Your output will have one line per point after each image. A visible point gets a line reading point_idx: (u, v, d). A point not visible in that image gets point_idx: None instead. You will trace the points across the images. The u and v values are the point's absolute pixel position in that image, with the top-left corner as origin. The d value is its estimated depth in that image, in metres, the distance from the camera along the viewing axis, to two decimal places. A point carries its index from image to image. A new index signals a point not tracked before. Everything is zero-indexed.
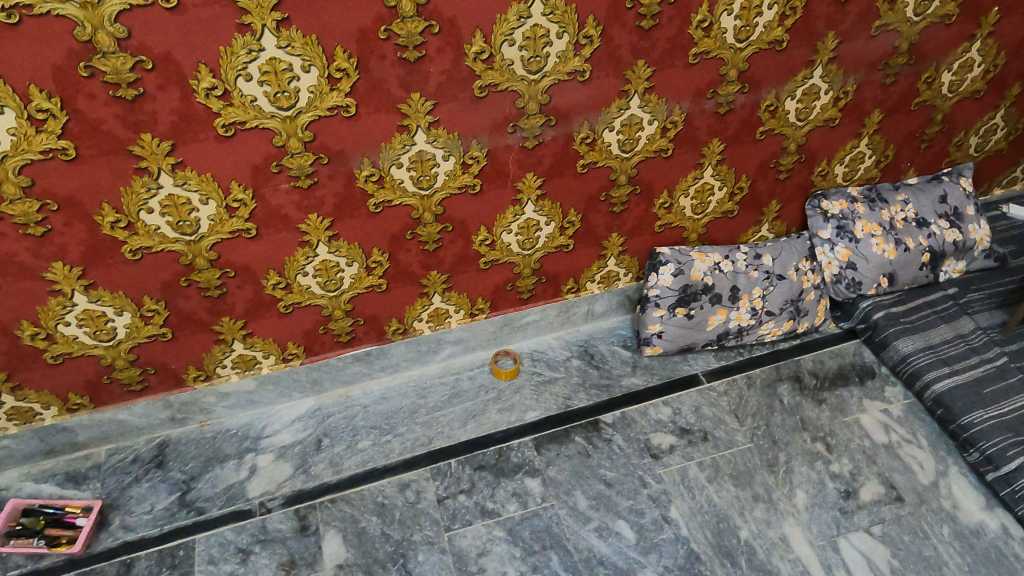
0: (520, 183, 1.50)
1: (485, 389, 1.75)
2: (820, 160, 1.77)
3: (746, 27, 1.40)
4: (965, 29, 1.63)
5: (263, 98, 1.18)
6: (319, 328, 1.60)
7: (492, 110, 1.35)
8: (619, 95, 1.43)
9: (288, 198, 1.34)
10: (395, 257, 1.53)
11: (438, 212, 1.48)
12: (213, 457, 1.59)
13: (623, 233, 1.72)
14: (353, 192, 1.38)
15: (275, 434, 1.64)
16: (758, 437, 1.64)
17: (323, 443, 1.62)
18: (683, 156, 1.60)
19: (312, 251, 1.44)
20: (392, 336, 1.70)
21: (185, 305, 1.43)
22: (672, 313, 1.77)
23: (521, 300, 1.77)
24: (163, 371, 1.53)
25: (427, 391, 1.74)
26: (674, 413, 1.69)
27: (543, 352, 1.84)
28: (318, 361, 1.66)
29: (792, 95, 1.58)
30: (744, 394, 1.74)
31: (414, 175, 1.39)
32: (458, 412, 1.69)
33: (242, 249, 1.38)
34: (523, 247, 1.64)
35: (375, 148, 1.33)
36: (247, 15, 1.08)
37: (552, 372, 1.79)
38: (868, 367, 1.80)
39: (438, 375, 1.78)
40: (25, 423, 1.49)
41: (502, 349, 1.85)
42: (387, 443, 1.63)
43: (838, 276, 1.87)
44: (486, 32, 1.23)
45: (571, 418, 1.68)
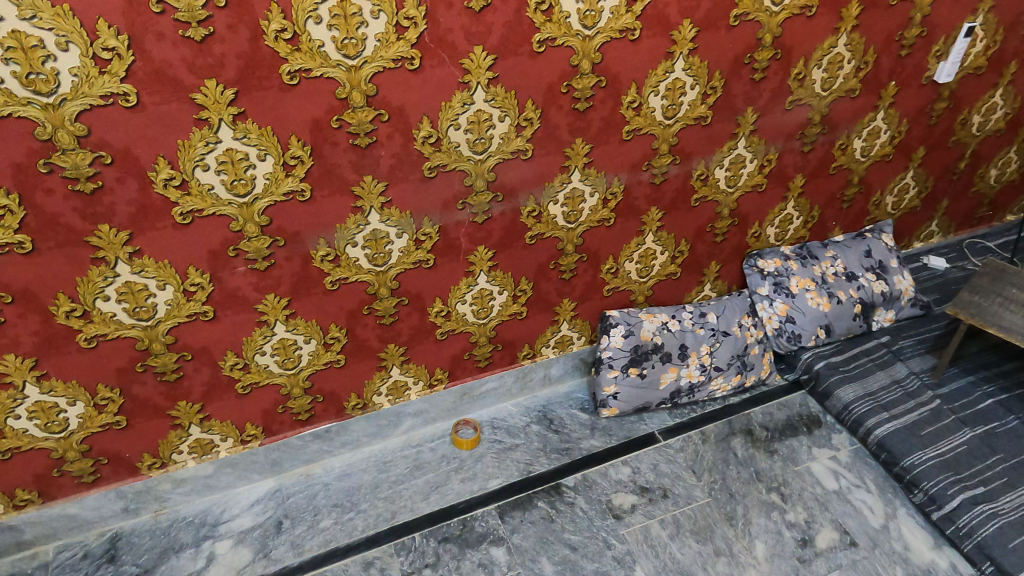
0: (471, 257, 1.57)
1: (446, 460, 1.76)
2: (752, 222, 1.89)
3: (672, 105, 1.53)
4: (868, 101, 1.81)
5: (220, 187, 1.23)
6: (278, 407, 1.60)
7: (442, 189, 1.43)
8: (561, 171, 1.52)
9: (246, 280, 1.37)
10: (352, 332, 1.56)
11: (394, 286, 1.53)
12: (169, 547, 1.55)
13: (573, 299, 1.79)
14: (310, 271, 1.42)
15: (234, 518, 1.61)
16: (716, 491, 1.69)
17: (283, 525, 1.60)
18: (625, 224, 1.70)
19: (270, 330, 1.46)
20: (351, 411, 1.70)
21: (140, 391, 1.42)
22: (625, 373, 1.83)
23: (479, 368, 1.81)
24: (117, 460, 1.50)
25: (388, 465, 1.74)
26: (634, 472, 1.73)
27: (503, 419, 1.87)
28: (277, 440, 1.65)
29: (720, 164, 1.71)
30: (700, 449, 1.79)
31: (369, 253, 1.45)
32: (421, 485, 1.69)
33: (199, 332, 1.40)
34: (478, 317, 1.69)
35: (331, 229, 1.38)
36: (204, 110, 1.14)
37: (512, 438, 1.81)
38: (815, 416, 1.88)
39: (399, 448, 1.78)
40: None
41: (462, 418, 1.86)
42: (350, 520, 1.61)
43: (779, 330, 1.96)
44: (433, 118, 1.32)
45: (534, 483, 1.70)
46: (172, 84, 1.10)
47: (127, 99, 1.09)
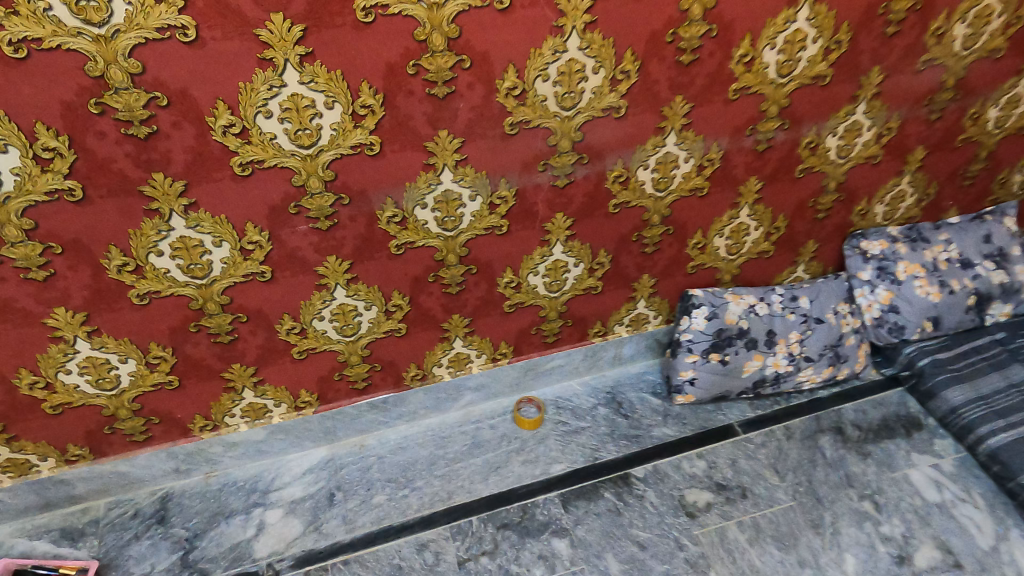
0: (548, 224, 1.42)
1: (507, 440, 1.65)
2: (860, 199, 1.69)
3: (789, 61, 1.33)
4: (1013, 64, 1.56)
5: (283, 136, 1.11)
6: (334, 374, 1.51)
7: (523, 148, 1.28)
8: (655, 132, 1.35)
9: (306, 240, 1.26)
10: (416, 301, 1.45)
11: (463, 253, 1.40)
12: (219, 512, 1.50)
13: (654, 275, 1.63)
14: (375, 233, 1.30)
15: (285, 487, 1.55)
16: (801, 494, 1.54)
17: (335, 498, 1.53)
18: (719, 195, 1.53)
19: (330, 294, 1.36)
20: (410, 383, 1.60)
21: (193, 352, 1.34)
22: (705, 359, 1.67)
23: (546, 344, 1.68)
24: (168, 421, 1.44)
25: (445, 441, 1.64)
26: (710, 467, 1.59)
27: (568, 399, 1.74)
28: (332, 408, 1.57)
29: (834, 131, 1.51)
30: (783, 447, 1.63)
31: (439, 216, 1.32)
32: (481, 465, 1.59)
33: (255, 293, 1.30)
34: (549, 290, 1.55)
35: (399, 188, 1.25)
36: (269, 49, 1.01)
37: (578, 421, 1.69)
38: (914, 418, 1.70)
39: (458, 423, 1.68)
40: (20, 476, 1.40)
41: (525, 396, 1.74)
42: (404, 498, 1.53)
43: (879, 320, 1.77)
44: (520, 67, 1.16)
45: (601, 472, 1.58)
46: (235, 18, 0.98)
47: (185, 33, 0.97)
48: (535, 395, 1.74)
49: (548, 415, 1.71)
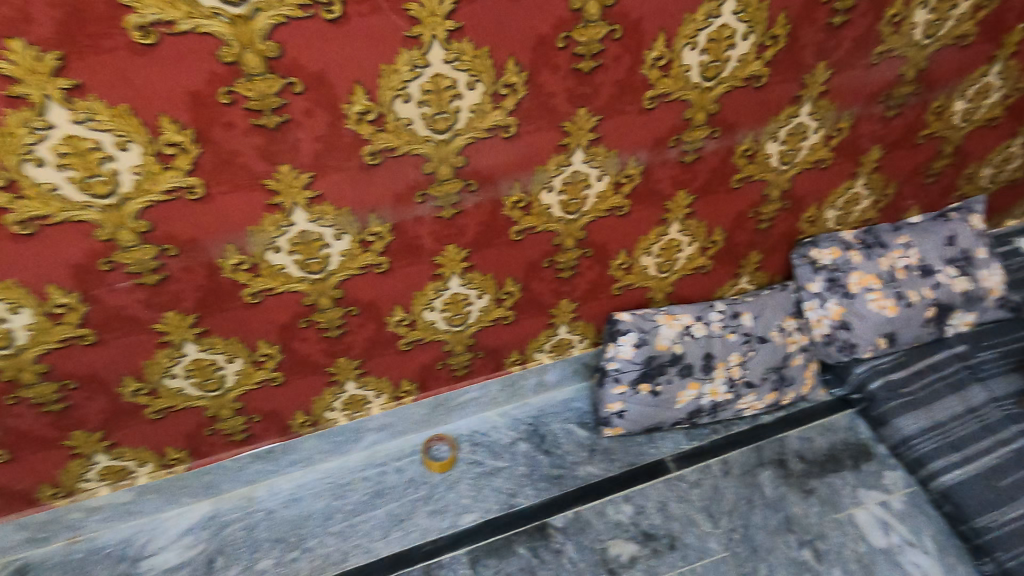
0: (439, 257, 1.21)
1: (414, 485, 1.48)
2: (808, 205, 1.49)
3: (715, 62, 1.11)
4: (983, 50, 1.35)
5: (68, 186, 0.88)
6: (204, 429, 1.32)
7: (392, 178, 1.06)
8: (557, 150, 1.13)
9: (132, 297, 1.04)
10: (289, 348, 1.25)
11: (338, 295, 1.20)
12: None
13: (574, 299, 1.44)
14: (220, 283, 1.09)
15: (159, 552, 1.37)
16: (735, 543, 1.39)
17: (215, 565, 1.35)
18: (642, 212, 1.32)
19: (178, 351, 1.15)
20: (299, 429, 1.42)
21: (18, 423, 1.14)
22: (634, 390, 1.50)
23: (456, 377, 1.49)
24: (7, 493, 1.25)
25: (345, 491, 1.47)
26: (637, 513, 1.43)
27: (486, 435, 1.56)
28: (209, 463, 1.38)
29: (774, 136, 1.29)
30: (719, 485, 1.48)
31: (299, 259, 1.11)
32: (382, 519, 1.42)
33: (80, 358, 1.09)
34: (451, 324, 1.35)
35: (241, 233, 1.03)
36: (18, 84, 0.78)
37: (495, 461, 1.52)
38: (864, 447, 1.54)
39: (360, 468, 1.50)
40: None
41: (437, 433, 1.56)
42: (293, 562, 1.36)
43: (829, 337, 1.60)
44: (370, 87, 0.93)
45: (515, 523, 1.42)
46: None
47: None
48: (449, 431, 1.57)
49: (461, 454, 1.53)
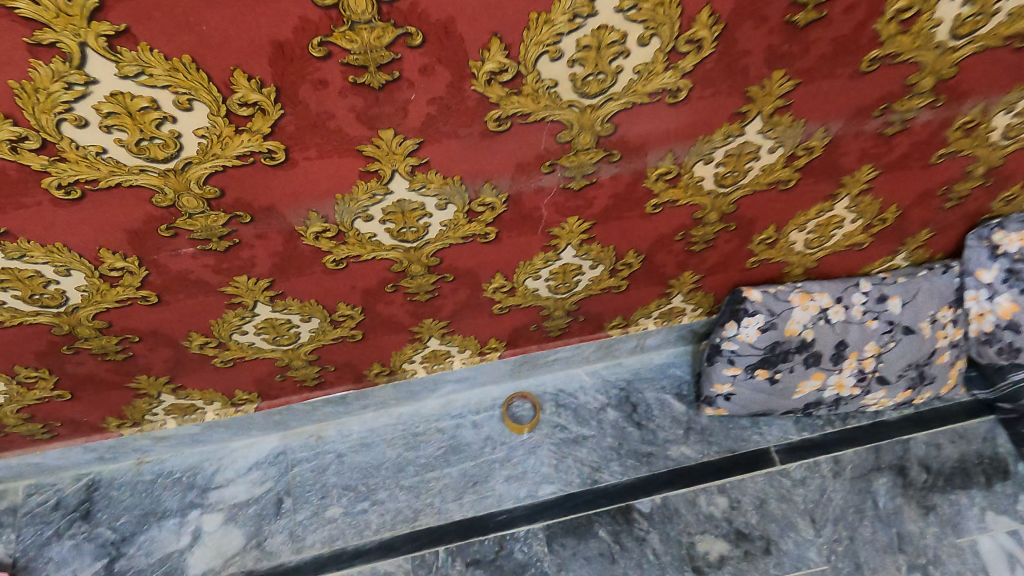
0: (556, 229, 0.99)
1: (491, 444, 1.37)
2: (1012, 184, 1.18)
3: (975, 16, 0.80)
4: None
5: (118, 149, 0.69)
6: (275, 376, 1.20)
7: (518, 147, 0.82)
8: (731, 119, 0.86)
9: (198, 262, 0.88)
10: (372, 310, 1.09)
11: (433, 263, 1.01)
12: (151, 511, 1.30)
13: (699, 271, 1.21)
14: (299, 250, 0.90)
15: (227, 485, 1.33)
16: (837, 556, 1.26)
17: (283, 506, 1.31)
18: (810, 188, 1.05)
19: (249, 311, 1.00)
20: (374, 379, 1.29)
21: (79, 369, 1.04)
22: (749, 374, 1.31)
23: (549, 338, 1.32)
24: (73, 423, 1.18)
25: (419, 443, 1.37)
26: (731, 507, 1.31)
27: (572, 396, 1.42)
28: (279, 404, 1.29)
29: (1009, 108, 0.98)
30: (827, 488, 1.33)
31: (392, 228, 0.91)
32: (456, 478, 1.34)
33: (142, 316, 0.95)
34: (554, 292, 1.16)
35: (326, 200, 0.83)
36: (44, 29, 0.57)
37: (580, 427, 1.39)
38: (1001, 463, 1.35)
39: (435, 419, 1.40)
40: None
41: (520, 388, 1.43)
42: (363, 514, 1.30)
43: (989, 336, 1.35)
44: (511, 41, 0.68)
45: (597, 502, 1.31)
46: None
47: None
48: (532, 388, 1.43)
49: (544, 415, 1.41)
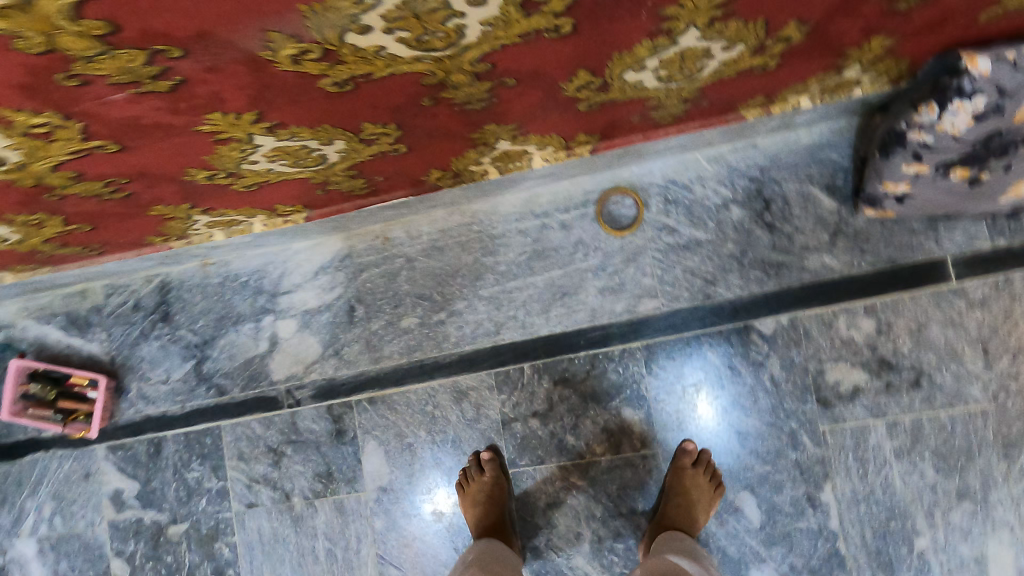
0: (671, 10, 0.62)
1: (583, 250, 1.14)
2: None
3: None
4: None
5: None
6: (315, 190, 0.99)
7: None
8: None
9: (144, 107, 0.62)
10: (410, 124, 0.80)
11: (482, 69, 0.68)
12: (225, 314, 1.25)
13: (898, 35, 0.79)
14: (278, 77, 0.61)
15: (295, 289, 1.23)
16: (1008, 394, 1.03)
17: (356, 315, 1.21)
18: None
19: (247, 144, 0.76)
20: (436, 183, 1.05)
21: (81, 209, 0.87)
22: (940, 173, 0.94)
23: (658, 125, 0.98)
24: (114, 244, 1.07)
25: (498, 248, 1.17)
26: (878, 333, 1.06)
27: (687, 191, 1.12)
28: (331, 212, 1.09)
29: None
30: (1016, 313, 1.03)
31: (406, 37, 0.58)
32: (542, 288, 1.16)
33: (114, 162, 0.74)
34: (666, 82, 0.80)
35: (287, 16, 0.51)
36: None
37: (694, 229, 1.12)
38: None
39: (515, 218, 1.16)
40: None
41: (619, 180, 1.14)
42: (441, 326, 1.18)
43: None
44: None
45: (708, 324, 1.11)
46: None
47: None
48: (637, 180, 1.14)
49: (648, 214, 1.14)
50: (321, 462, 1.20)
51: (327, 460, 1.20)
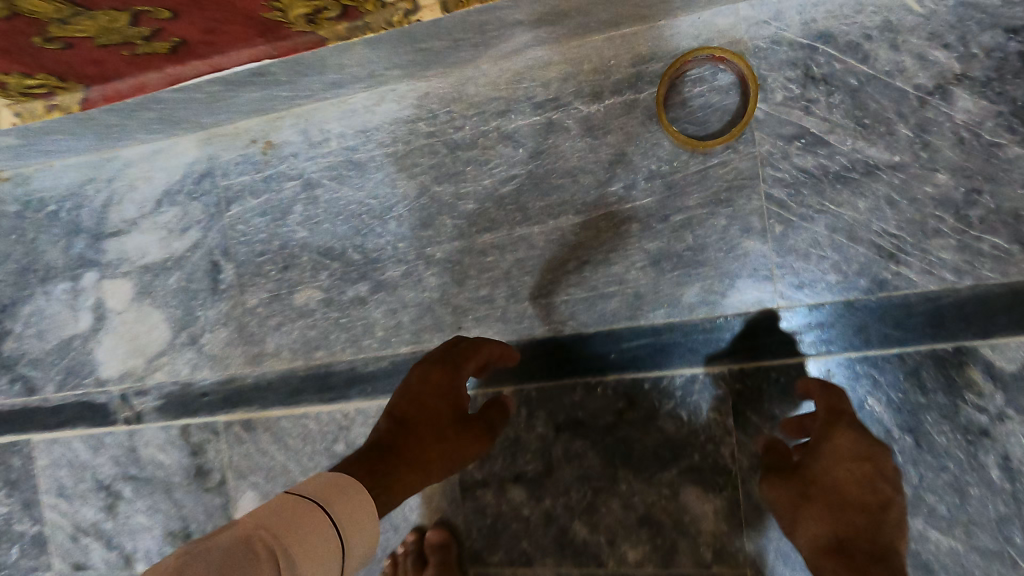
0: None
1: (623, 180, 0.58)
2: None
3: None
4: None
5: None
6: (28, 35, 0.46)
7: None
8: None
9: None
10: None
11: None
12: (29, 268, 0.76)
13: None
14: None
15: (127, 233, 0.72)
16: None
17: (221, 281, 0.69)
18: None
19: None
20: (305, 29, 0.49)
21: None
22: None
23: None
24: None
25: (463, 172, 0.62)
26: None
27: (851, 63, 0.53)
28: (127, 97, 0.55)
29: None
30: None
31: None
32: (542, 248, 0.61)
33: None
34: None
35: None
36: None
37: (859, 142, 0.53)
38: None
39: (497, 116, 0.61)
40: None
41: (706, 36, 0.56)
42: (359, 309, 0.66)
43: None
44: None
45: (869, 344, 0.54)
46: None
47: None
48: (748, 39, 0.55)
49: (765, 110, 0.55)
50: (176, 514, 0.71)
51: (182, 513, 0.71)
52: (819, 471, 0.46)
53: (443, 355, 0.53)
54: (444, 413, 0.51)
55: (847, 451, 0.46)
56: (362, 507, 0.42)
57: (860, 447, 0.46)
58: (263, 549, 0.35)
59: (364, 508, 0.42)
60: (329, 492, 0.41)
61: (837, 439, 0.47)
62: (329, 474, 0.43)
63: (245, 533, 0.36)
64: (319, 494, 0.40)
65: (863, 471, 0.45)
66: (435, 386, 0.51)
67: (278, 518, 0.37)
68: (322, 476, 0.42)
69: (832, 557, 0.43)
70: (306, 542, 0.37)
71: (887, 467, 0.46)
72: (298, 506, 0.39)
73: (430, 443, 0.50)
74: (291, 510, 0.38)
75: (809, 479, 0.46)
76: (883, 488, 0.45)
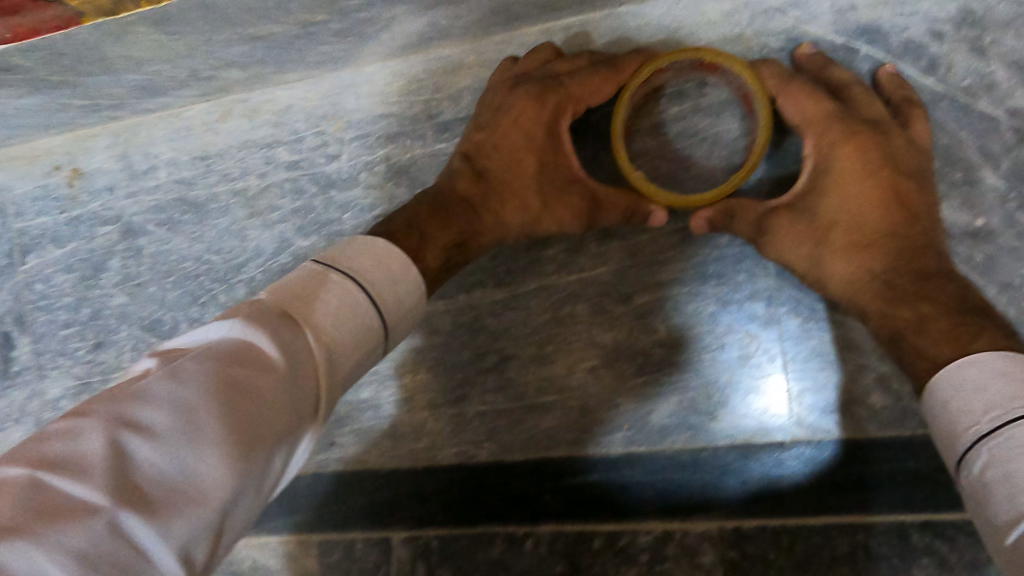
0: None
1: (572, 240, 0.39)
2: None
3: None
4: None
5: None
6: None
7: None
8: None
9: None
10: None
11: None
12: None
13: None
14: None
15: None
16: None
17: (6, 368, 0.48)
18: None
19: None
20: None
21: None
22: None
23: None
24: None
25: (342, 220, 0.42)
26: None
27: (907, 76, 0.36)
28: None
29: None
30: None
31: None
32: (449, 335, 0.42)
33: None
34: None
35: None
36: None
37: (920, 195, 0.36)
38: None
39: (386, 140, 0.42)
40: None
41: (689, 31, 0.38)
42: None
43: None
44: None
45: (929, 504, 0.36)
46: None
47: None
48: (753, 34, 0.37)
49: (779, 141, 0.37)
50: None
51: None
52: (825, 161, 0.32)
53: (517, 79, 0.37)
54: (528, 174, 0.36)
55: (864, 155, 0.32)
56: (409, 314, 0.30)
57: (872, 157, 0.32)
58: (304, 337, 0.25)
59: (420, 302, 0.31)
60: (364, 267, 0.29)
61: (843, 147, 0.32)
62: (377, 241, 0.30)
63: (262, 323, 0.24)
64: (348, 265, 0.28)
65: (882, 198, 0.32)
66: (526, 133, 0.36)
67: (297, 299, 0.26)
68: (369, 244, 0.30)
69: (886, 299, 0.31)
70: (337, 334, 0.26)
71: (904, 130, 0.33)
72: (319, 281, 0.27)
73: (523, 167, 0.36)
74: (312, 285, 0.27)
75: (811, 194, 0.33)
76: (907, 159, 0.32)
